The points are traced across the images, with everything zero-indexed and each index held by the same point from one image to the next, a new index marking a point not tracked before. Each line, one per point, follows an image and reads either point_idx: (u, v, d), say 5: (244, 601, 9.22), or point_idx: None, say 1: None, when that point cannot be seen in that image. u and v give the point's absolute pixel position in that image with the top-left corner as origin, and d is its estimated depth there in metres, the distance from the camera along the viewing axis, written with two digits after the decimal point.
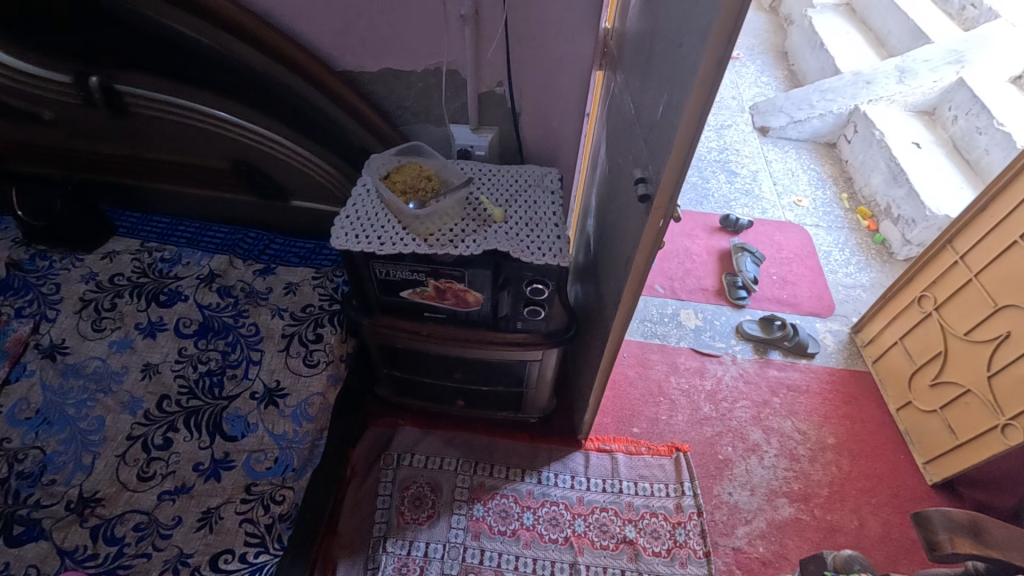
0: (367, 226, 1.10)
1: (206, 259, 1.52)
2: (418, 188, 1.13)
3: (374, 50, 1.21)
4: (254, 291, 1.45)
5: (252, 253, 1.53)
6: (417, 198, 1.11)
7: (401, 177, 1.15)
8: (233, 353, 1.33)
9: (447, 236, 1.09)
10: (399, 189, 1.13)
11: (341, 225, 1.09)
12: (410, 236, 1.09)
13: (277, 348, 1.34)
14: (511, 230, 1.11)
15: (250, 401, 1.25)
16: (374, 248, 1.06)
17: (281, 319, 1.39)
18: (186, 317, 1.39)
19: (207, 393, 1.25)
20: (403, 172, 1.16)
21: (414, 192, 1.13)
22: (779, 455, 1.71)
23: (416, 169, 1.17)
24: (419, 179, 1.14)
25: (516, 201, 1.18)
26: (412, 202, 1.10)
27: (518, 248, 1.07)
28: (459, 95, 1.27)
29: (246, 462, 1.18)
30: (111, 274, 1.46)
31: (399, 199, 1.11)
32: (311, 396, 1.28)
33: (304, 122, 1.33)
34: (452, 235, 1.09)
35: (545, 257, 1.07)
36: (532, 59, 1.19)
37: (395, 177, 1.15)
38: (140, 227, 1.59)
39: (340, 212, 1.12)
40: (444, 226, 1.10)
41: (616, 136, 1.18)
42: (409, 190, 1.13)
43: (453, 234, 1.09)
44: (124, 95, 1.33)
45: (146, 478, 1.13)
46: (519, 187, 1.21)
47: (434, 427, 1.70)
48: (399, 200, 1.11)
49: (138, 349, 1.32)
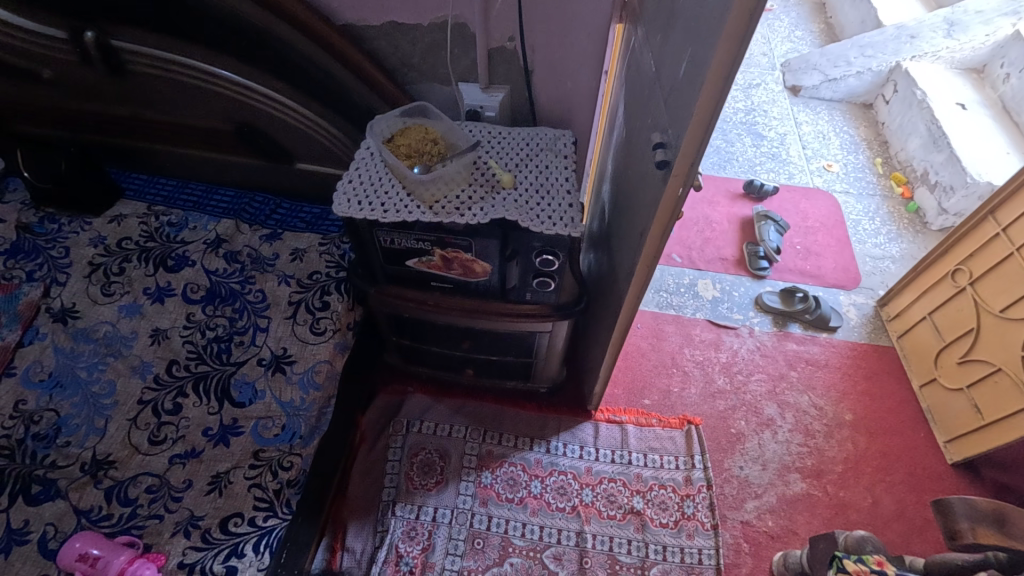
0: (370, 193, 1.05)
1: (213, 224, 1.50)
2: (422, 152, 1.08)
3: (377, 2, 1.14)
4: (261, 256, 1.43)
5: (258, 217, 1.51)
6: (421, 163, 1.06)
7: (405, 140, 1.09)
8: (240, 319, 1.32)
9: (453, 204, 1.04)
10: (402, 153, 1.08)
11: (343, 191, 1.05)
12: (414, 203, 1.04)
13: (284, 315, 1.33)
14: (520, 198, 1.05)
15: (257, 368, 1.25)
16: (377, 216, 1.02)
17: (288, 285, 1.37)
18: (193, 283, 1.38)
19: (215, 359, 1.25)
20: (407, 135, 1.10)
21: (418, 158, 1.08)
22: (793, 430, 1.67)
23: (421, 132, 1.11)
24: (424, 143, 1.09)
25: (526, 166, 1.12)
26: (416, 168, 1.05)
27: (527, 217, 1.02)
28: (466, 51, 1.19)
29: (254, 427, 1.19)
30: (119, 238, 1.45)
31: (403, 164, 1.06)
32: (318, 363, 1.28)
33: (306, 80, 1.27)
34: (458, 202, 1.04)
35: (555, 226, 1.02)
36: (546, 11, 1.10)
37: (398, 140, 1.10)
38: (147, 189, 1.57)
39: (342, 177, 1.07)
40: (450, 193, 1.05)
41: (635, 98, 1.10)
42: (413, 155, 1.08)
43: (460, 201, 1.04)
44: (120, 52, 1.28)
45: (157, 441, 1.14)
46: (529, 151, 1.15)
47: (444, 394, 1.70)
48: (403, 165, 1.06)
49: (147, 315, 1.32)
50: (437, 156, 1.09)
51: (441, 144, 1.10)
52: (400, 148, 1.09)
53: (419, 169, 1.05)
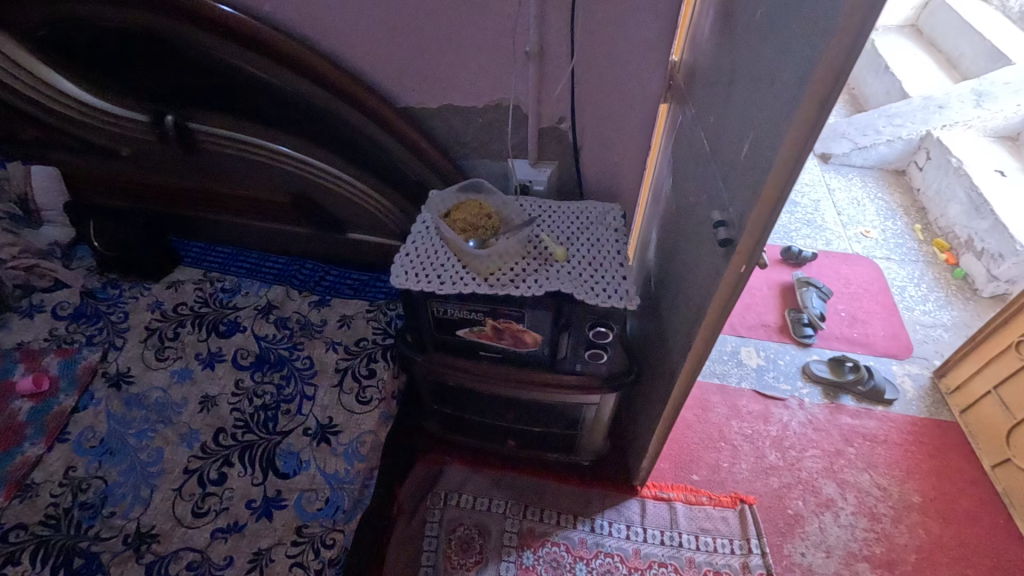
0: (427, 264, 1.07)
1: (264, 290, 1.54)
2: (477, 226, 1.11)
3: (437, 87, 1.21)
4: (310, 323, 1.45)
5: (308, 283, 1.55)
6: (477, 237, 1.09)
7: (461, 215, 1.13)
8: (287, 386, 1.32)
9: (508, 276, 1.05)
10: (458, 227, 1.11)
11: (400, 262, 1.08)
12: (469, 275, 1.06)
13: (331, 383, 1.33)
14: (574, 271, 1.06)
15: (303, 437, 1.24)
16: (434, 288, 1.03)
17: (335, 352, 1.38)
18: (243, 349, 1.40)
19: (261, 428, 1.25)
20: (463, 210, 1.14)
21: (473, 231, 1.10)
22: (856, 513, 1.56)
23: (476, 207, 1.15)
24: (479, 218, 1.12)
25: (578, 239, 1.14)
26: (472, 241, 1.08)
27: (581, 290, 1.02)
28: (518, 130, 1.25)
29: (297, 500, 1.15)
30: (176, 304, 1.51)
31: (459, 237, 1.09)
32: (363, 434, 1.26)
33: (365, 157, 1.35)
34: (513, 274, 1.05)
35: (611, 299, 1.01)
36: (597, 94, 1.16)
37: (454, 215, 1.14)
38: (203, 257, 1.64)
39: (400, 249, 1.10)
40: (505, 266, 1.07)
41: (685, 173, 1.12)
42: (469, 228, 1.11)
43: (515, 273, 1.05)
44: (196, 132, 1.38)
45: (200, 513, 1.12)
46: (580, 224, 1.17)
47: (482, 465, 1.65)
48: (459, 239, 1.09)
49: (198, 380, 1.34)
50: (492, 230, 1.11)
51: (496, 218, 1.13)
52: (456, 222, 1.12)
53: (475, 242, 1.08)
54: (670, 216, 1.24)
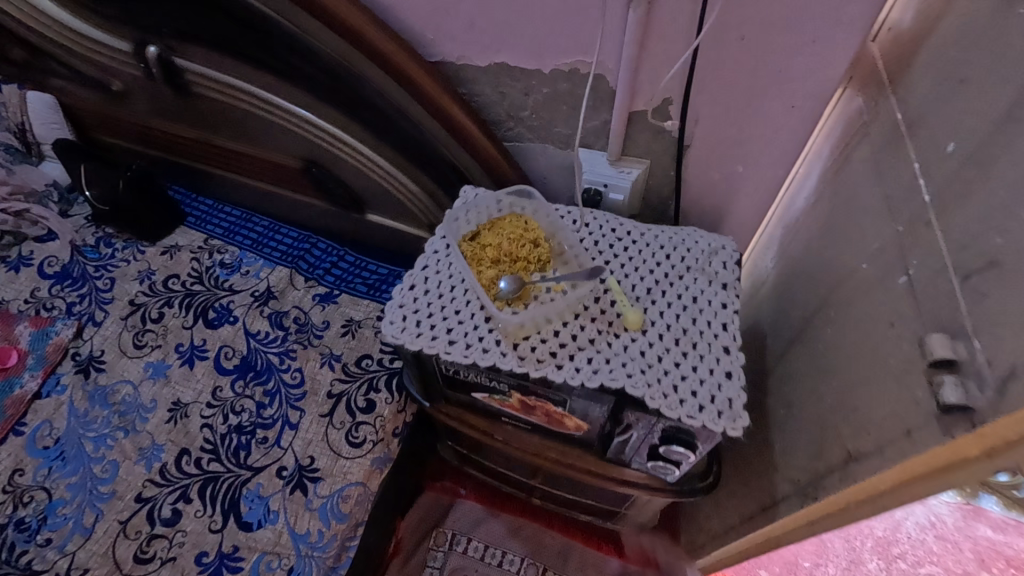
0: (434, 310, 0.75)
1: (266, 272, 1.28)
2: (516, 260, 0.76)
3: (485, 37, 0.82)
4: (309, 324, 1.19)
5: (316, 270, 1.28)
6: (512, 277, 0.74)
7: (496, 237, 0.77)
8: (269, 406, 1.08)
9: (548, 347, 0.71)
10: (488, 257, 0.76)
11: (399, 301, 0.76)
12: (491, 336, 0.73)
13: (320, 411, 1.07)
14: (648, 354, 0.70)
15: (275, 479, 1.00)
16: (439, 351, 0.71)
17: (331, 370, 1.11)
18: (229, 347, 1.17)
19: (230, 457, 1.02)
20: (499, 228, 0.78)
21: (508, 266, 0.76)
22: None
23: (518, 225, 0.79)
24: (520, 245, 0.76)
25: (663, 294, 0.76)
26: (504, 284, 0.74)
27: (655, 392, 0.66)
28: (598, 112, 0.84)
29: (255, 564, 0.93)
30: (167, 276, 1.28)
31: (487, 274, 0.75)
32: (346, 486, 1.00)
33: (386, 126, 0.99)
34: (557, 344, 0.71)
35: (700, 413, 0.65)
36: (730, 69, 0.73)
37: (484, 234, 0.78)
38: (208, 218, 1.40)
39: (403, 278, 0.78)
40: (545, 329, 0.72)
41: (856, 218, 0.69)
42: (503, 261, 0.76)
43: (559, 343, 0.71)
44: (183, 71, 1.08)
45: (143, 560, 0.93)
46: (671, 267, 0.79)
47: (500, 507, 1.38)
48: (485, 277, 0.74)
49: (172, 380, 1.12)
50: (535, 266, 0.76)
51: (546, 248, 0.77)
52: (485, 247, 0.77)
53: (509, 286, 0.74)
54: (806, 267, 0.82)
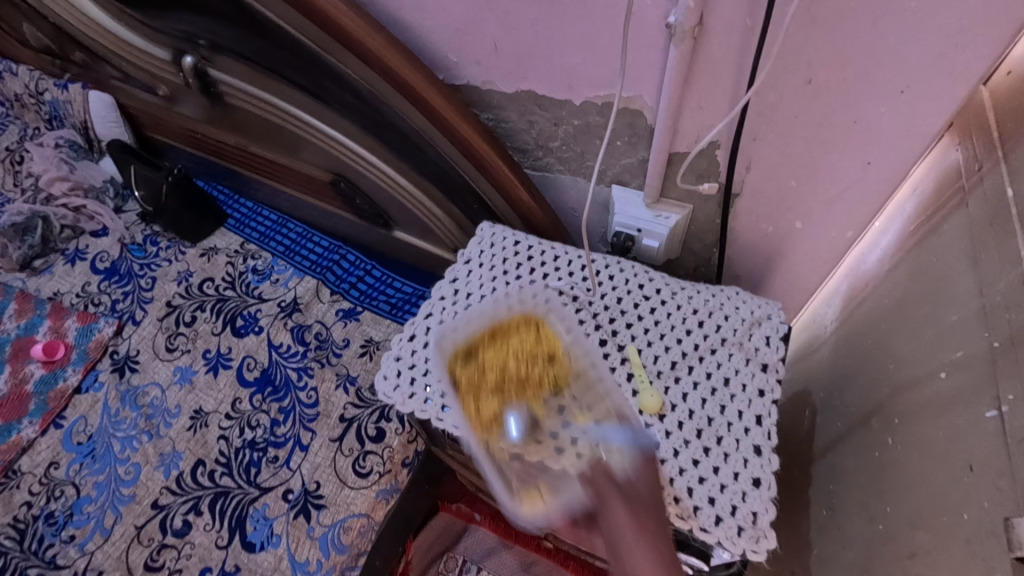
0: (432, 368, 0.69)
1: (295, 282, 1.28)
2: (525, 383, 0.62)
3: (510, 64, 0.74)
4: (329, 341, 1.17)
5: (342, 283, 1.27)
6: (521, 412, 0.61)
7: (501, 348, 0.65)
8: (282, 424, 1.07)
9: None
10: (491, 381, 0.63)
11: (398, 353, 0.71)
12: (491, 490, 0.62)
13: (330, 435, 1.05)
14: (663, 446, 0.61)
15: (281, 502, 1.00)
16: (431, 416, 0.66)
17: (345, 393, 1.09)
18: (252, 358, 1.17)
19: (241, 474, 1.03)
20: (507, 338, 0.66)
21: (515, 393, 0.62)
22: None
23: (528, 345, 0.65)
24: (531, 362, 0.63)
25: (690, 371, 0.66)
26: (511, 424, 0.61)
27: (666, 494, 0.58)
28: (634, 151, 0.74)
29: None
30: (202, 279, 1.31)
31: (488, 407, 0.62)
32: (348, 517, 0.98)
33: (409, 150, 0.94)
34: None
35: (716, 527, 0.56)
36: (792, 114, 0.61)
37: (489, 350, 0.65)
38: (248, 220, 1.42)
39: (404, 327, 0.73)
40: None
41: (933, 307, 0.57)
42: (509, 384, 0.63)
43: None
44: (217, 82, 1.08)
45: (152, 568, 0.95)
46: (702, 338, 0.68)
47: (515, 539, 1.33)
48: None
49: (197, 387, 1.14)
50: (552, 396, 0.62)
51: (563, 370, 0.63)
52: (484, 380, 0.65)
53: (516, 428, 0.61)
54: (868, 347, 0.69)
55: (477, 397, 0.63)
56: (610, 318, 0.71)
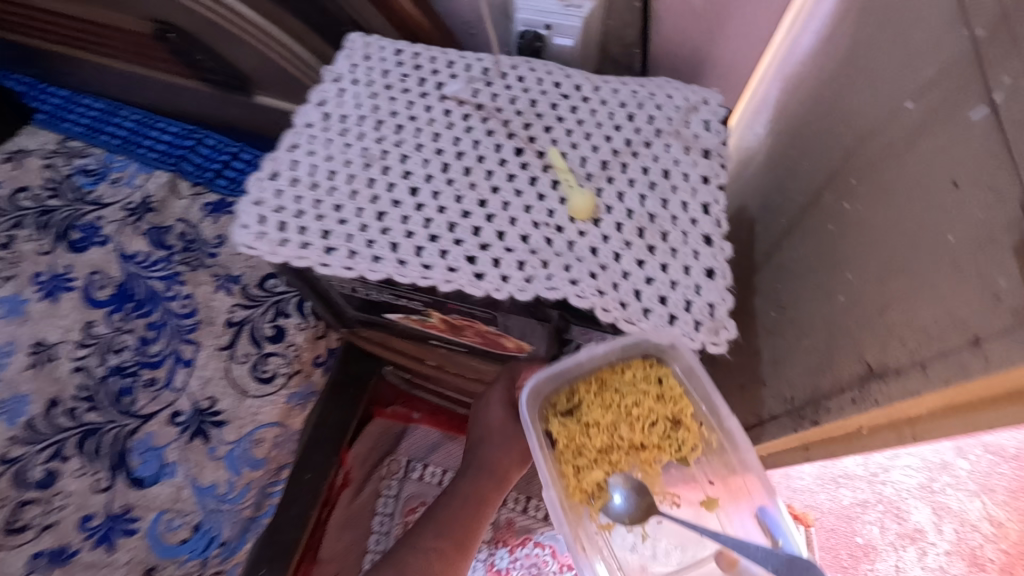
0: (307, 206, 0.53)
1: (142, 179, 1.03)
2: (640, 447, 0.55)
3: None
4: (199, 241, 0.96)
5: (205, 172, 1.03)
6: (628, 480, 0.55)
7: (602, 399, 0.55)
8: (154, 342, 0.88)
9: (465, 249, 0.51)
10: (597, 445, 0.54)
11: (258, 196, 0.54)
12: (587, 523, 0.55)
13: (218, 345, 0.88)
14: (603, 251, 0.51)
15: (169, 428, 0.83)
16: (313, 262, 0.51)
17: (229, 295, 0.91)
18: (101, 274, 0.94)
19: (112, 405, 0.85)
20: (616, 386, 0.55)
21: (625, 455, 0.55)
22: (952, 554, 1.17)
23: (651, 385, 0.55)
24: (648, 426, 0.55)
25: (624, 169, 0.55)
26: (615, 495, 0.55)
27: (611, 302, 0.49)
28: None
29: (153, 524, 0.79)
30: (14, 189, 1.02)
31: (591, 478, 0.54)
32: (256, 428, 0.84)
33: None
34: (477, 245, 0.51)
35: (671, 327, 0.48)
36: None
37: (594, 396, 0.56)
38: (62, 113, 1.10)
39: (263, 165, 0.56)
40: (463, 228, 0.52)
41: (884, 43, 0.48)
42: (614, 449, 0.55)
43: (480, 244, 0.51)
44: None
45: (15, 531, 0.78)
46: (633, 133, 0.57)
47: (457, 430, 1.27)
48: (586, 482, 0.54)
49: (32, 317, 0.91)
50: (660, 463, 0.56)
51: (689, 441, 0.55)
52: (612, 382, 0.55)
53: (620, 500, 0.55)
54: (811, 129, 0.62)
55: (577, 470, 0.55)
56: (525, 124, 0.58)
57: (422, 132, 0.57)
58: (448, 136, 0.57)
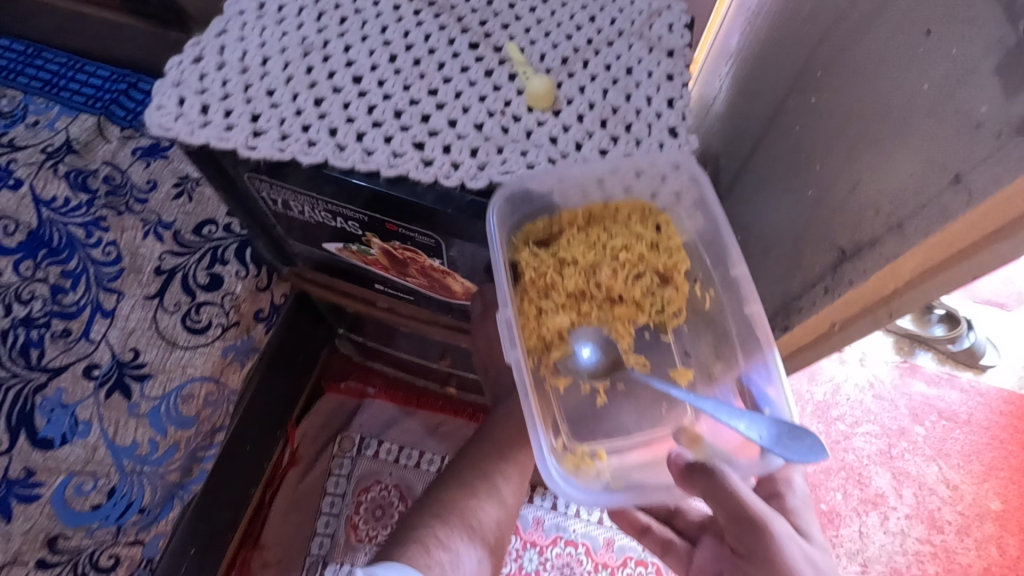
0: (234, 90, 0.47)
1: (64, 122, 0.93)
2: (614, 301, 0.52)
3: None
4: (127, 186, 0.88)
5: (137, 116, 0.94)
6: (595, 334, 0.52)
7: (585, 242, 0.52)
8: (70, 291, 0.79)
9: (413, 136, 0.46)
10: (570, 286, 0.51)
11: (178, 78, 0.48)
12: (541, 369, 0.52)
13: (145, 293, 0.80)
14: (563, 139, 0.47)
15: (84, 383, 0.74)
16: (238, 144, 0.45)
17: (159, 241, 0.83)
18: (10, 219, 0.84)
19: (16, 359, 0.75)
20: (606, 230, 0.52)
21: (599, 309, 0.52)
22: (911, 518, 1.18)
23: (646, 230, 0.53)
24: (630, 278, 0.52)
25: (585, 66, 0.52)
26: (580, 348, 0.52)
27: None
28: None
29: (60, 488, 0.69)
30: None
31: (558, 322, 0.51)
32: (184, 384, 0.76)
33: None
34: (426, 132, 0.47)
35: None
36: None
37: (579, 232, 0.52)
38: None
39: (186, 49, 0.49)
40: (411, 115, 0.47)
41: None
42: (587, 296, 0.52)
43: (430, 131, 0.47)
44: None
45: None
46: (595, 33, 0.54)
47: (417, 405, 1.19)
48: (550, 325, 0.51)
49: None
50: (634, 325, 0.54)
51: (674, 301, 0.53)
52: (600, 218, 0.52)
53: (587, 354, 0.52)
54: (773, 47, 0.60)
55: (541, 311, 0.51)
56: (481, 20, 0.54)
57: (369, 23, 0.53)
58: (397, 28, 0.52)
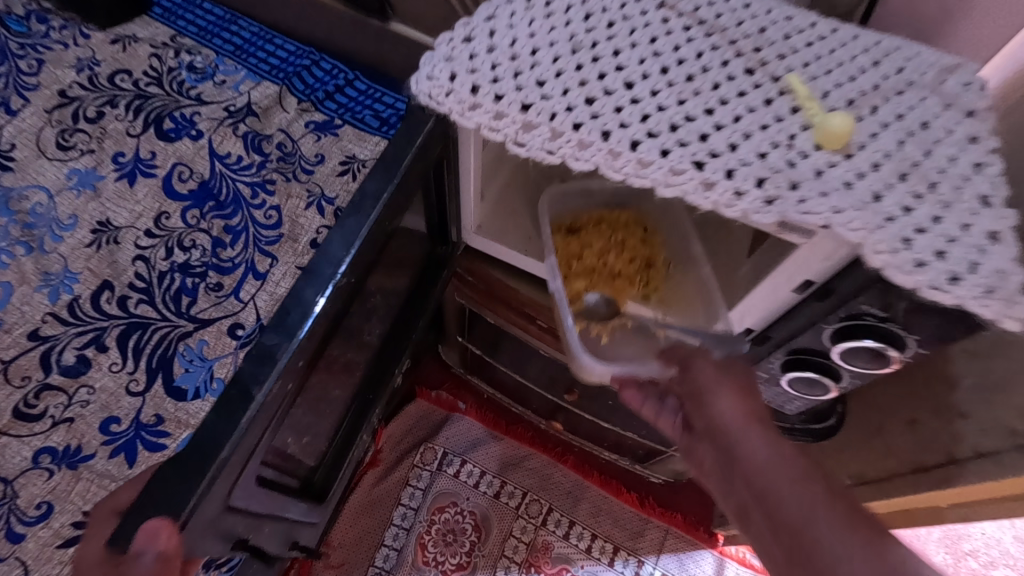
0: (506, 77, 0.45)
1: (248, 86, 0.97)
2: (616, 275, 0.67)
3: None
4: (296, 155, 0.89)
5: (316, 91, 0.96)
6: (599, 302, 0.66)
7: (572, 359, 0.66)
8: (228, 246, 0.79)
9: (692, 153, 0.42)
10: (588, 255, 0.68)
11: (450, 58, 0.46)
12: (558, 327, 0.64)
13: (298, 263, 0.78)
14: (863, 185, 0.41)
15: (226, 340, 0.73)
16: (506, 137, 0.44)
17: (319, 214, 0.83)
18: (185, 167, 0.86)
19: (168, 303, 0.75)
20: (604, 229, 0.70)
21: (607, 281, 0.67)
22: None
23: (631, 235, 0.70)
24: (625, 257, 0.68)
25: (874, 110, 0.46)
26: (589, 299, 0.66)
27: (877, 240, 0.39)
28: None
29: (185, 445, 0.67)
30: (114, 70, 0.96)
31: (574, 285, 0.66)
32: None
33: None
34: (705, 150, 0.42)
35: (954, 286, 0.38)
36: None
37: (591, 228, 0.70)
38: (181, 11, 1.06)
39: (456, 29, 0.48)
40: (690, 131, 0.43)
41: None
42: (602, 262, 0.68)
43: (711, 152, 0.42)
44: None
45: (29, 417, 0.67)
46: (882, 77, 0.49)
47: (505, 431, 1.13)
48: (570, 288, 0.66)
49: (103, 196, 0.83)
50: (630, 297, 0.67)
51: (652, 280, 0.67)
52: (591, 236, 0.70)
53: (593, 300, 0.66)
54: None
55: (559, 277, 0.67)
56: (756, 46, 0.50)
57: (637, 30, 0.49)
58: (668, 39, 0.49)
